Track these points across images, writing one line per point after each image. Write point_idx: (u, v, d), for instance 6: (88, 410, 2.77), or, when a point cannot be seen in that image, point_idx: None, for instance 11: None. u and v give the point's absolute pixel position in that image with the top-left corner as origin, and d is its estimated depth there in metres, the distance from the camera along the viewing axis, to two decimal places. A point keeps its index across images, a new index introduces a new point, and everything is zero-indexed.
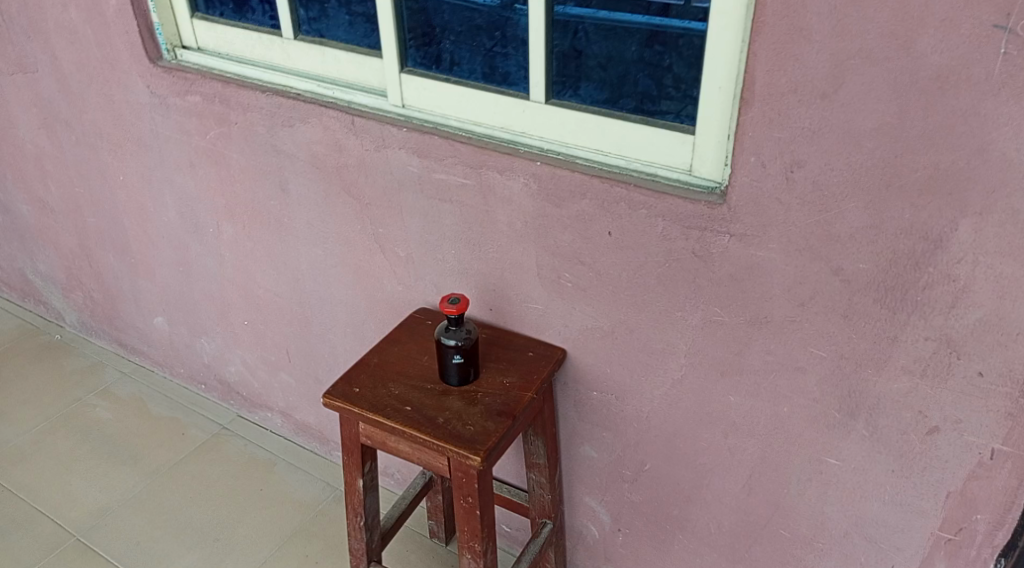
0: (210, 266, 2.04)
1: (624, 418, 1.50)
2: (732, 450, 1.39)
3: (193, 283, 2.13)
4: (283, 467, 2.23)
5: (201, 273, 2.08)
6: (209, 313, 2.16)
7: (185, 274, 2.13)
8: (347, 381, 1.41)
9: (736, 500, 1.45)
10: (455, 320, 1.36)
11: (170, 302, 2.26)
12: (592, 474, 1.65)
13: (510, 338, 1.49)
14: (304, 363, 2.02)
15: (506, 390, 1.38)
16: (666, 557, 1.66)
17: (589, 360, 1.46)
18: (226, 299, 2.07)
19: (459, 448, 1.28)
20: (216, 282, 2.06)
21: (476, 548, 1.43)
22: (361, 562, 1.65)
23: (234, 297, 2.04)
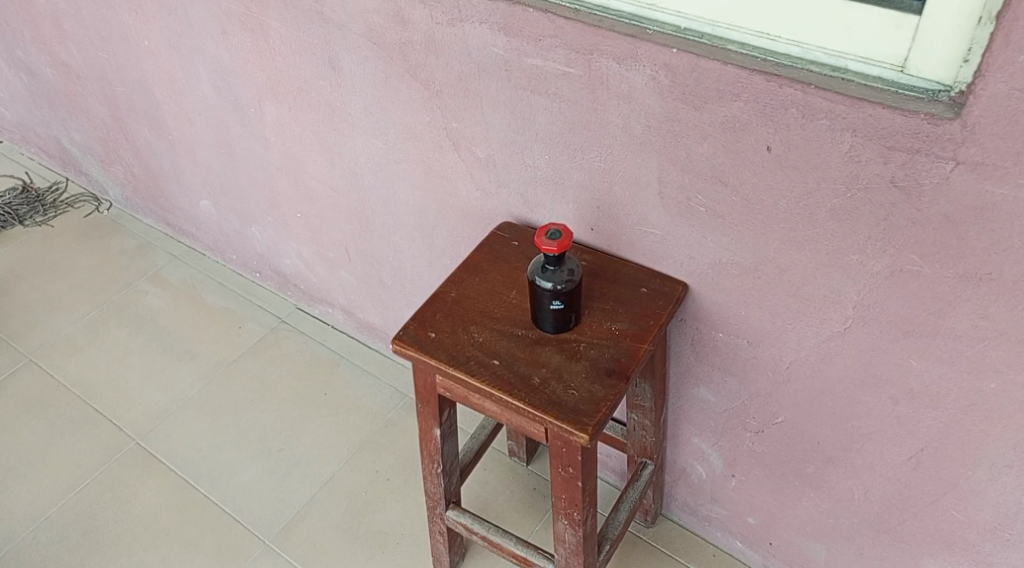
0: (254, 151, 1.74)
1: (756, 366, 1.21)
2: (902, 419, 1.10)
3: (237, 167, 1.84)
4: (348, 368, 1.95)
5: (245, 157, 1.79)
6: (257, 201, 1.89)
7: (227, 156, 1.84)
8: (419, 322, 1.13)
9: (897, 471, 1.18)
10: (553, 259, 1.04)
11: (213, 184, 1.98)
12: (706, 417, 1.38)
13: (616, 265, 1.18)
14: (367, 263, 1.73)
15: (616, 341, 1.09)
16: (791, 512, 1.42)
17: (718, 299, 1.15)
18: (275, 187, 1.79)
19: (561, 422, 1.01)
20: (262, 168, 1.77)
21: (575, 516, 1.19)
22: (437, 504, 1.43)
23: (283, 187, 1.76)
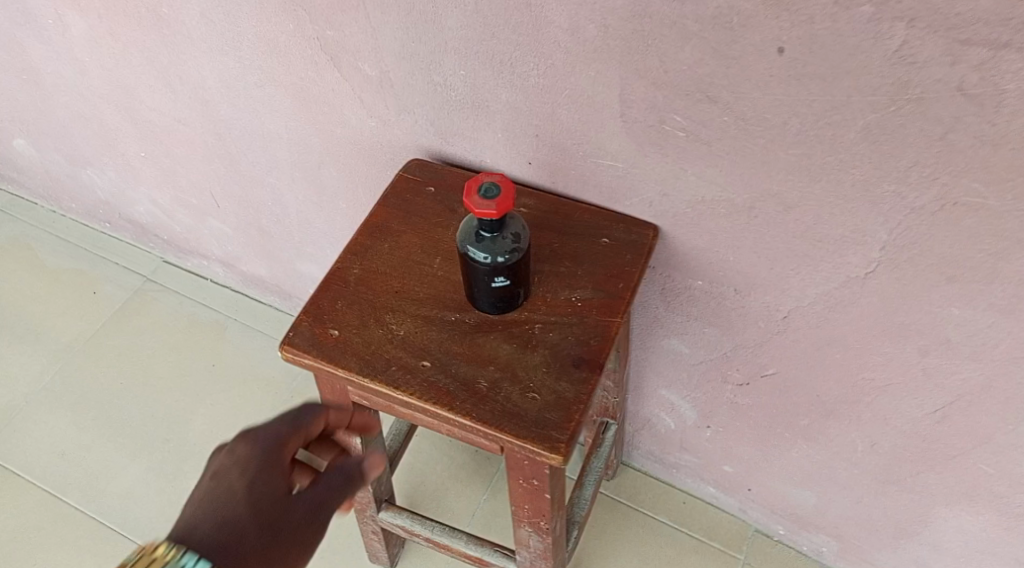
0: (67, 75, 1.33)
1: (744, 317, 0.98)
2: (930, 371, 0.91)
3: (50, 98, 1.42)
4: (237, 329, 1.61)
5: (57, 85, 1.37)
6: (85, 138, 1.46)
7: (34, 84, 1.41)
8: (316, 316, 0.85)
9: (915, 425, 1.00)
10: (491, 223, 0.78)
11: (24, 121, 1.55)
12: (676, 369, 1.16)
13: (565, 209, 0.91)
14: (234, 211, 1.37)
15: (581, 317, 0.85)
16: (776, 462, 1.24)
17: (697, 243, 0.90)
18: (104, 120, 1.37)
19: (526, 441, 0.78)
20: (82, 97, 1.35)
21: (541, 524, 0.99)
22: (366, 506, 1.19)
23: (115, 119, 1.35)
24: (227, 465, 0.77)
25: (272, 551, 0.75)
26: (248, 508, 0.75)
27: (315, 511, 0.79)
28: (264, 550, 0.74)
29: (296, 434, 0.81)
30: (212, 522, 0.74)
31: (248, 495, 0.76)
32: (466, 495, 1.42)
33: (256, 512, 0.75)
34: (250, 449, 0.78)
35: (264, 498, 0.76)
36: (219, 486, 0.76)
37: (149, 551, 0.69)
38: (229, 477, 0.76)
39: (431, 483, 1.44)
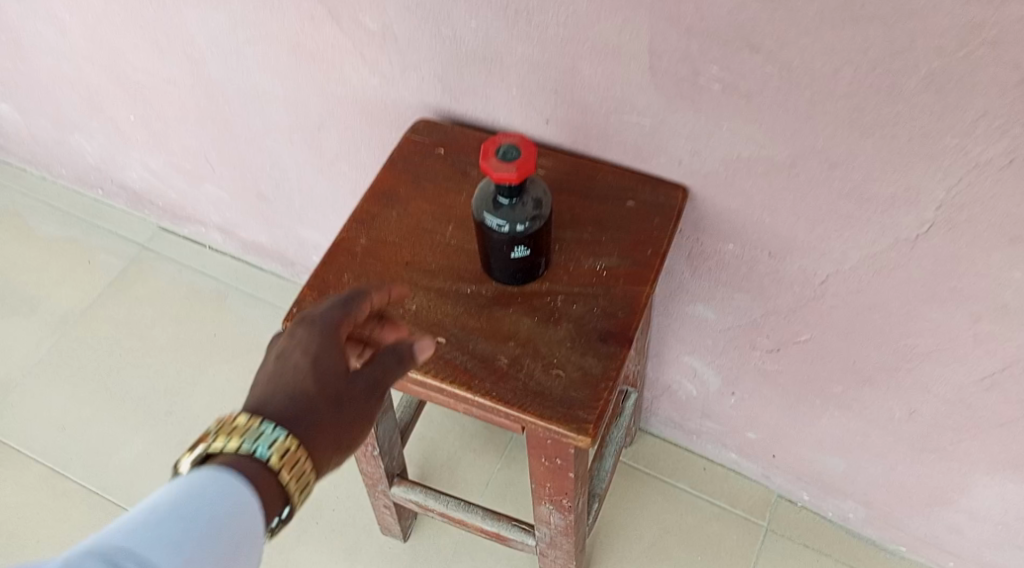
0: (46, 33, 1.24)
1: (778, 282, 0.92)
2: (980, 337, 0.85)
3: (30, 58, 1.33)
4: (237, 298, 1.55)
5: (36, 44, 1.29)
6: (70, 100, 1.38)
7: (12, 43, 1.33)
8: (319, 290, 0.79)
9: (959, 393, 0.95)
10: (510, 190, 0.71)
11: (5, 83, 1.47)
12: (701, 335, 1.10)
13: (586, 170, 0.85)
14: (231, 176, 1.29)
15: (606, 288, 0.79)
16: (804, 430, 1.19)
17: (730, 205, 0.83)
18: (88, 80, 1.29)
19: (551, 422, 0.72)
20: (64, 55, 1.27)
21: (564, 502, 0.94)
22: (378, 482, 1.14)
23: (99, 79, 1.27)
24: (289, 352, 0.68)
25: (343, 427, 0.67)
26: (315, 390, 0.66)
27: (375, 388, 0.68)
28: (336, 428, 0.66)
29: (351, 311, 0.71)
30: (285, 395, 0.66)
31: (312, 371, 0.67)
32: (480, 466, 1.37)
33: (322, 392, 0.66)
34: (308, 334, 0.68)
35: (326, 375, 0.67)
36: (283, 370, 0.67)
37: (228, 421, 0.64)
38: (292, 359, 0.67)
39: (443, 454, 1.39)
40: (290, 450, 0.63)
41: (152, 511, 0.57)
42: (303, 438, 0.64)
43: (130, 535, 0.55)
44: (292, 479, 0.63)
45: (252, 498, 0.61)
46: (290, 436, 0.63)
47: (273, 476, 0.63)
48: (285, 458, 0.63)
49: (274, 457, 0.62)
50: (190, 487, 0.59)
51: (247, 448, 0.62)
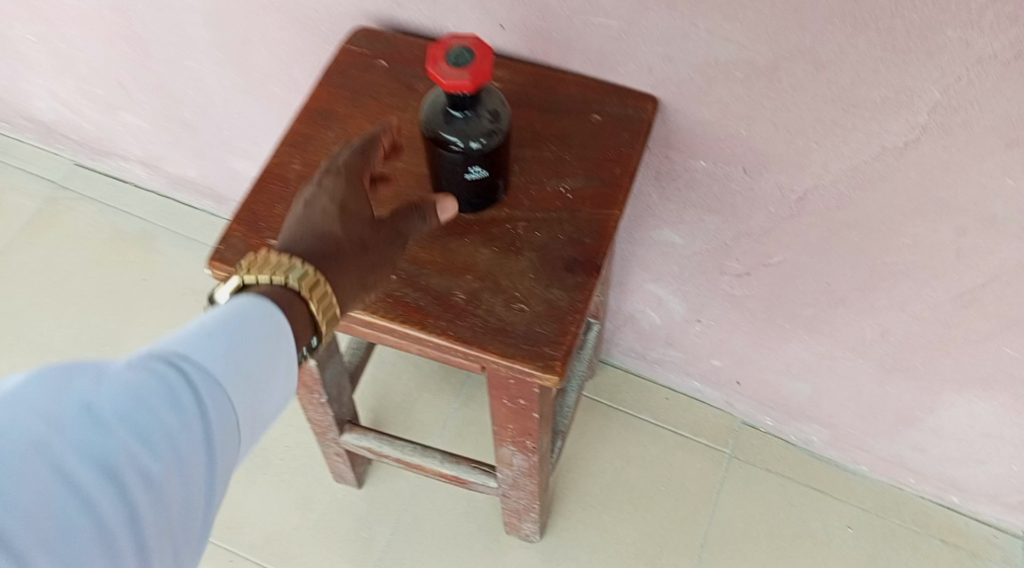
0: None
1: (752, 200, 0.85)
2: (964, 252, 0.80)
3: None
4: (166, 239, 1.43)
5: None
6: None
7: None
8: (248, 225, 0.70)
9: (935, 311, 0.91)
10: (463, 102, 0.63)
11: None
12: (667, 261, 1.04)
13: (547, 81, 0.78)
14: (149, 101, 1.17)
15: (571, 213, 0.72)
16: (772, 355, 1.15)
17: (704, 115, 0.77)
18: None
19: (515, 361, 0.65)
20: None
21: (528, 444, 0.89)
22: (327, 430, 1.07)
23: None
24: (314, 197, 0.64)
25: (366, 271, 0.64)
26: (341, 233, 0.63)
27: (399, 235, 0.65)
28: (360, 271, 0.63)
29: (371, 153, 0.68)
30: (310, 238, 0.62)
31: (339, 215, 0.63)
32: (436, 405, 1.31)
33: (349, 236, 0.63)
34: (333, 179, 0.65)
35: (353, 220, 0.64)
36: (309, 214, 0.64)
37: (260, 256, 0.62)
38: (318, 204, 0.64)
39: (398, 395, 1.32)
40: (319, 283, 0.61)
41: (200, 325, 0.55)
42: (329, 274, 0.61)
43: (185, 345, 0.54)
44: (321, 312, 0.61)
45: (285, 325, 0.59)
46: (319, 272, 0.61)
47: (303, 308, 0.61)
48: (314, 291, 0.60)
49: (303, 288, 0.60)
50: (230, 310, 0.57)
51: (279, 279, 0.60)
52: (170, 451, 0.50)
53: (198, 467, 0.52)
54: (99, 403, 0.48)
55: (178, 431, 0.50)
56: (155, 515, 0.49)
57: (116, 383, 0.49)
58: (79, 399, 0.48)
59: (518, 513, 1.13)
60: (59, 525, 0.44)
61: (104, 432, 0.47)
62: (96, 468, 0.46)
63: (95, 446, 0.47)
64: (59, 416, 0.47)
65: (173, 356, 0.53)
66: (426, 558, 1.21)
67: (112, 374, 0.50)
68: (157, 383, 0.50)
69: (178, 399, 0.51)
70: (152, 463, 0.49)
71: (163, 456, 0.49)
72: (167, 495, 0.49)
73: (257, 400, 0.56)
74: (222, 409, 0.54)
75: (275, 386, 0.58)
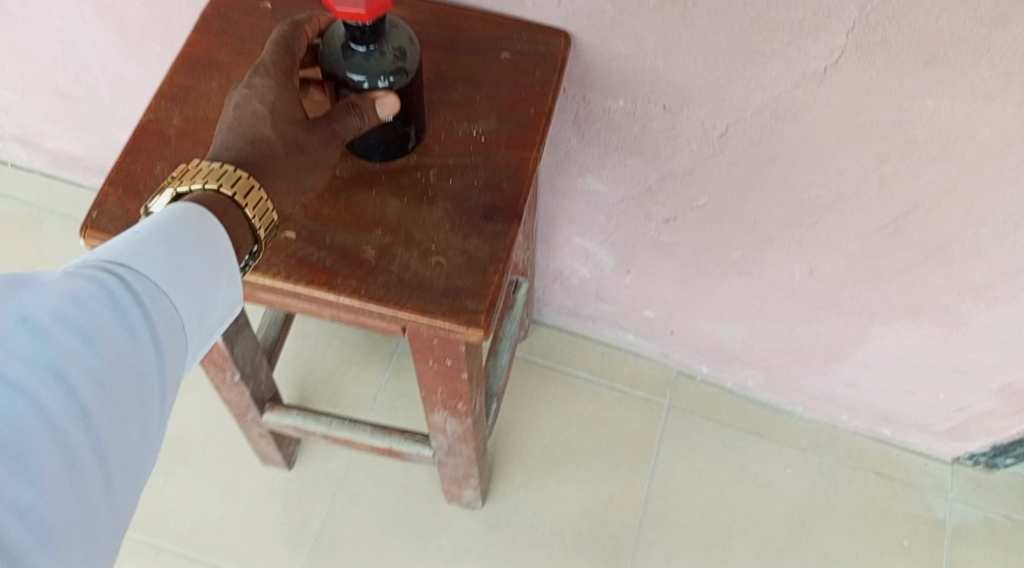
0: None
1: (673, 139, 0.82)
2: (887, 180, 0.79)
3: None
4: (60, 224, 1.33)
5: None
6: None
7: None
8: (129, 191, 0.63)
9: (861, 243, 0.89)
10: (366, 35, 0.59)
11: None
12: (591, 210, 1.01)
13: (450, 21, 0.73)
14: (21, 72, 1.07)
15: (484, 157, 0.68)
16: (703, 301, 1.13)
17: (617, 48, 0.73)
18: None
19: (433, 318, 0.61)
20: None
21: (459, 408, 0.85)
22: (249, 411, 1.01)
23: None
24: (242, 98, 0.59)
25: (302, 172, 0.60)
26: (272, 134, 0.58)
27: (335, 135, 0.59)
28: (295, 173, 0.59)
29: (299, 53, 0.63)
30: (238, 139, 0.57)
31: (270, 117, 0.58)
32: (366, 378, 1.26)
33: (281, 138, 0.58)
34: (264, 82, 0.60)
35: (285, 121, 0.59)
36: (241, 116, 0.58)
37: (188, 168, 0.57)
38: (249, 106, 0.59)
39: (323, 371, 1.26)
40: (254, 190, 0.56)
41: (138, 232, 0.51)
42: (263, 182, 0.57)
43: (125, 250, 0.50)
44: (259, 220, 0.57)
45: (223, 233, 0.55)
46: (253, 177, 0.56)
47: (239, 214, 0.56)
48: (249, 198, 0.56)
49: (238, 194, 0.55)
50: (169, 218, 0.53)
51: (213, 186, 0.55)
52: (116, 356, 0.46)
53: (151, 374, 0.48)
54: (36, 311, 0.44)
55: (124, 335, 0.47)
56: (109, 424, 0.45)
57: (52, 288, 0.45)
58: (14, 306, 0.44)
59: (458, 481, 1.09)
60: (3, 436, 0.41)
61: (43, 338, 0.44)
62: (41, 375, 0.43)
63: (36, 351, 0.43)
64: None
65: (114, 260, 0.49)
66: (367, 536, 1.16)
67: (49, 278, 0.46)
68: (98, 287, 0.47)
69: (121, 303, 0.47)
70: (98, 368, 0.45)
71: (111, 360, 0.46)
72: (120, 401, 0.46)
73: (200, 312, 0.53)
74: (167, 320, 0.50)
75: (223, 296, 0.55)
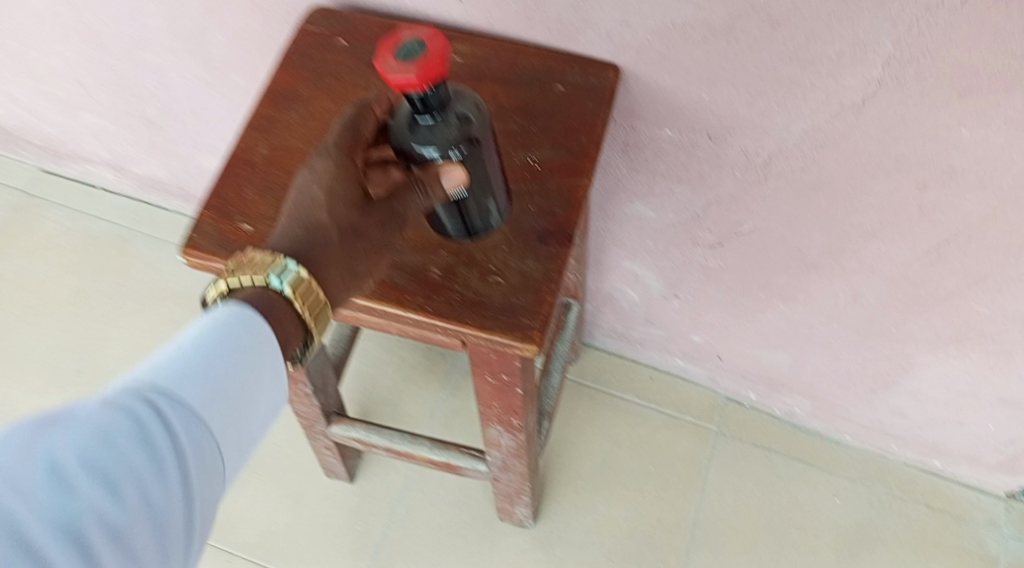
0: None
1: (718, 167, 0.86)
2: (927, 208, 0.81)
3: None
4: (141, 243, 1.42)
5: None
6: None
7: None
8: (221, 211, 0.70)
9: (904, 270, 0.92)
10: (427, 103, 0.60)
11: None
12: (640, 235, 1.05)
13: (509, 56, 0.79)
14: (114, 102, 1.16)
15: (541, 183, 0.73)
16: (749, 326, 1.16)
17: (664, 80, 0.78)
18: None
19: (493, 333, 0.66)
20: None
21: (513, 423, 0.89)
22: (314, 423, 1.07)
23: None
24: (305, 182, 0.62)
25: (356, 256, 0.63)
26: (327, 220, 0.61)
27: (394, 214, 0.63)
28: (349, 258, 0.62)
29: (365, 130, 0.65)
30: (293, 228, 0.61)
31: (326, 201, 0.61)
32: (423, 396, 1.31)
33: (337, 224, 0.61)
34: (326, 164, 0.62)
35: (341, 207, 0.61)
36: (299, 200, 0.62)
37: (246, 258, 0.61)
38: (308, 191, 0.61)
39: (383, 388, 1.32)
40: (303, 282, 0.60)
41: (168, 359, 0.56)
42: (316, 271, 0.60)
43: (161, 374, 0.55)
44: (308, 313, 0.61)
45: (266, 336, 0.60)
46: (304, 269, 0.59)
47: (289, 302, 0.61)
48: (299, 292, 0.60)
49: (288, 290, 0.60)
50: (200, 339, 0.57)
51: (263, 280, 0.60)
52: (141, 494, 0.51)
53: (176, 504, 0.52)
54: (64, 458, 0.49)
55: (149, 472, 0.51)
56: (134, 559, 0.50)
57: (80, 434, 0.50)
58: (45, 456, 0.48)
59: (510, 498, 1.13)
60: None
61: (71, 487, 0.48)
62: (72, 517, 0.48)
63: (63, 503, 0.48)
64: (36, 460, 0.48)
65: (150, 387, 0.54)
66: (420, 549, 1.21)
67: (87, 410, 0.51)
68: (130, 420, 0.52)
69: (148, 438, 0.52)
70: (122, 509, 0.49)
71: (138, 488, 0.50)
72: (143, 538, 0.50)
73: (230, 430, 0.57)
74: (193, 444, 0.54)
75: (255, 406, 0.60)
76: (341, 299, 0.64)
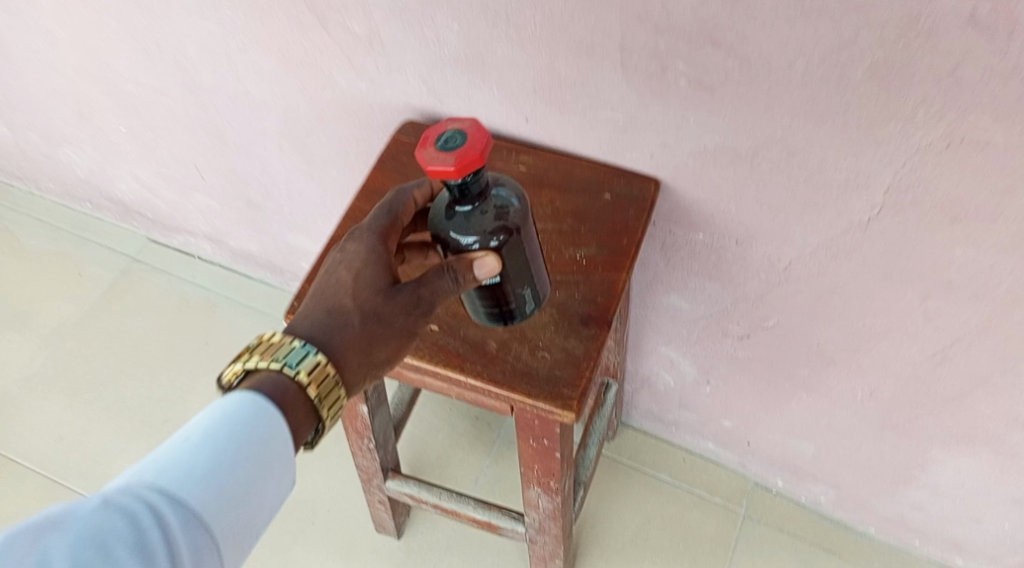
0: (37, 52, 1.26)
1: (745, 269, 0.98)
2: (931, 315, 0.91)
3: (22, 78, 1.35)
4: (228, 306, 1.58)
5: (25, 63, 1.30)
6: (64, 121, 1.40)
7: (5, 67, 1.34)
8: None
9: (915, 370, 1.01)
10: (468, 196, 0.71)
11: None
12: (676, 325, 1.16)
13: (566, 166, 0.93)
14: (221, 184, 1.34)
15: (587, 275, 0.85)
16: (776, 414, 1.25)
17: (698, 193, 0.90)
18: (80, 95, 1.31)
19: (538, 400, 0.78)
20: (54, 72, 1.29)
21: (552, 486, 1.00)
22: (373, 476, 1.18)
23: (88, 91, 1.28)
24: (336, 263, 0.75)
25: (376, 342, 0.72)
26: (351, 302, 0.73)
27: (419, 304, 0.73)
28: (369, 341, 0.72)
29: (402, 218, 0.79)
30: (322, 310, 0.73)
31: (353, 283, 0.74)
32: (470, 461, 1.42)
33: (359, 308, 0.72)
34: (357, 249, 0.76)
35: (364, 291, 0.73)
36: (328, 282, 0.74)
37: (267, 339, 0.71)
38: (338, 272, 0.74)
39: (434, 451, 1.43)
40: (318, 366, 0.69)
41: (162, 466, 0.63)
42: (335, 354, 0.71)
43: (162, 479, 0.62)
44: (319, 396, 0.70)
45: (275, 424, 0.68)
46: (321, 354, 0.70)
47: (300, 388, 0.70)
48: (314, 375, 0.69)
49: (302, 373, 0.69)
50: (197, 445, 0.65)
51: (278, 364, 0.69)
52: None
53: None
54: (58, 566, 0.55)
55: None
56: None
57: (75, 543, 0.56)
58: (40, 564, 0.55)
59: (545, 560, 1.22)
60: None
61: None
62: None
63: None
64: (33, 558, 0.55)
65: (147, 491, 0.61)
66: None
67: (85, 514, 0.58)
68: (127, 524, 0.58)
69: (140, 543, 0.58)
70: None
71: None
72: None
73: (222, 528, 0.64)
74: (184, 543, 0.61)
75: (250, 507, 0.66)
76: (354, 384, 0.73)
